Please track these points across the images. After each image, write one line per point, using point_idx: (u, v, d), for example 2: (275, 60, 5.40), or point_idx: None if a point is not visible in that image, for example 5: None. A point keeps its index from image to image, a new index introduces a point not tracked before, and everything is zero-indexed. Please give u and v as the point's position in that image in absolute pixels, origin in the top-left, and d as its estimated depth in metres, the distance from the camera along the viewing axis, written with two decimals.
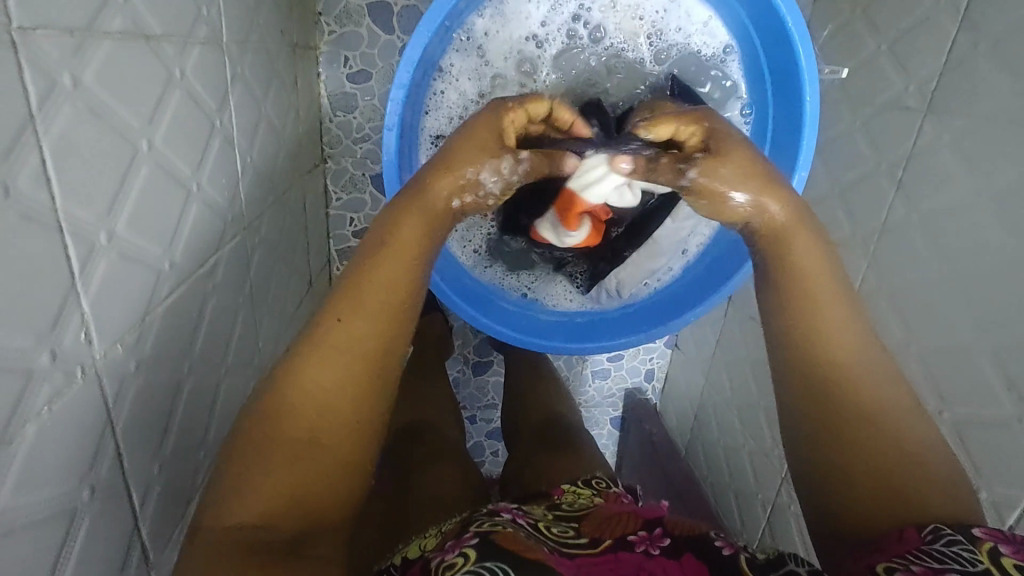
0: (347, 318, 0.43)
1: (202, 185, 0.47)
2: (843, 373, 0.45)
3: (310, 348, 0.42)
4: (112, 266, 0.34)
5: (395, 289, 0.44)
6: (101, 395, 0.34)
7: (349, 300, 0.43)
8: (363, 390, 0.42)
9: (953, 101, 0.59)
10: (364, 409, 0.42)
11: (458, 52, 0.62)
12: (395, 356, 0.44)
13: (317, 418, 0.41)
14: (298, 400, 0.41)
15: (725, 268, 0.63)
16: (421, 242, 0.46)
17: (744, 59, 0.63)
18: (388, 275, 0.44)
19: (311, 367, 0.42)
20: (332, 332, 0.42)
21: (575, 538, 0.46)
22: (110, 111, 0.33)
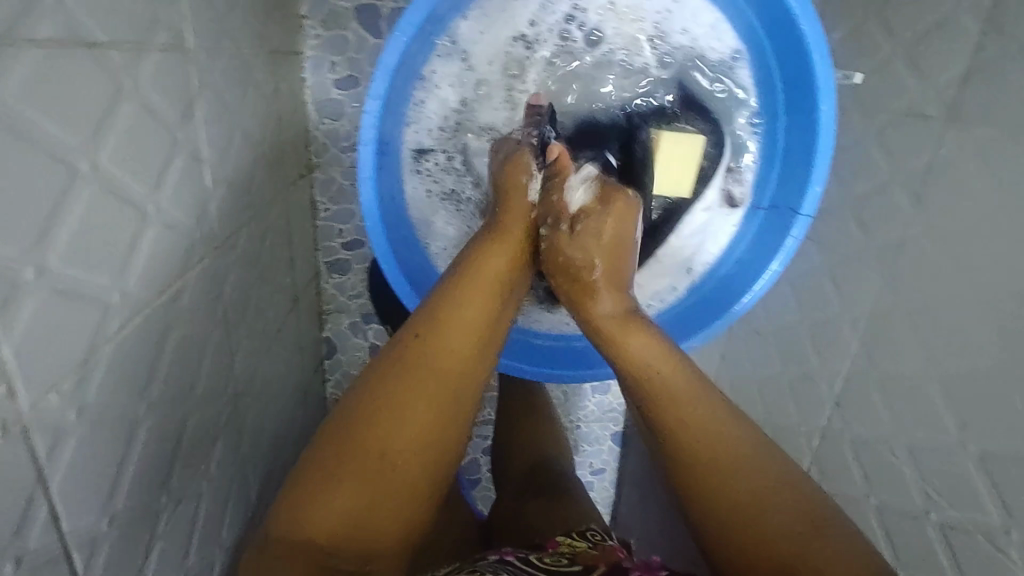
0: (438, 337, 0.45)
1: (164, 205, 0.43)
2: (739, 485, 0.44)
3: (394, 372, 0.44)
4: (44, 304, 0.30)
5: (486, 310, 0.47)
6: (29, 453, 0.30)
7: (432, 320, 0.46)
8: (450, 407, 0.44)
9: (975, 109, 0.55)
10: (449, 430, 0.44)
11: (439, 58, 0.58)
12: (480, 377, 0.46)
13: (396, 433, 0.43)
14: (378, 415, 0.43)
15: (736, 286, 0.60)
16: (511, 268, 0.50)
17: (754, 64, 0.58)
18: (475, 300, 0.47)
19: (391, 386, 0.44)
20: (411, 351, 0.45)
21: (568, 564, 0.48)
22: (38, 130, 0.29)
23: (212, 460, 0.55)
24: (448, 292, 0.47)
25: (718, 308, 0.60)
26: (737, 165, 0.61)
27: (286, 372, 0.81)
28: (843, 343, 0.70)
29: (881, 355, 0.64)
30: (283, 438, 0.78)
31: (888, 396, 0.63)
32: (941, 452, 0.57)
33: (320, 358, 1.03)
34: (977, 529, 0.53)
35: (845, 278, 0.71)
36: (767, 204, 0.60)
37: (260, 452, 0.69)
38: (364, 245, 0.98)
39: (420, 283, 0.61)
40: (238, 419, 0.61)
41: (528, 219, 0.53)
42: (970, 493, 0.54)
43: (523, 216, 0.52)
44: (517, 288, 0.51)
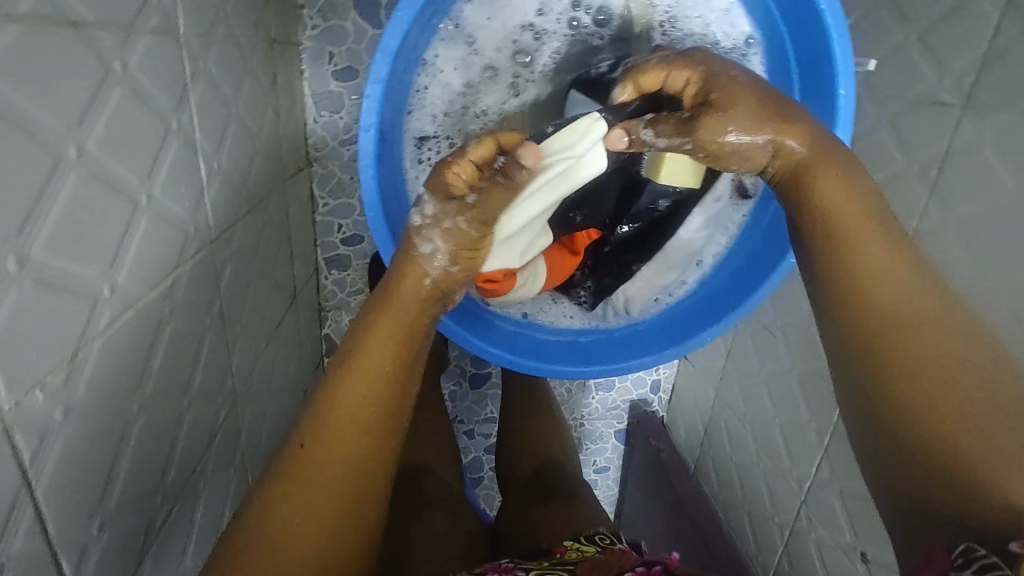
0: (319, 451, 0.40)
1: (155, 195, 0.41)
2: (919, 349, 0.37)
3: (274, 489, 0.40)
4: (26, 298, 0.29)
5: (377, 403, 0.42)
6: (12, 455, 0.29)
7: (317, 433, 0.41)
8: (343, 515, 0.40)
9: (995, 96, 0.53)
10: (343, 540, 0.40)
11: (443, 42, 0.57)
12: (377, 475, 0.42)
13: (278, 568, 0.38)
14: (261, 552, 0.38)
15: (733, 296, 0.58)
16: (400, 356, 0.43)
17: (768, 51, 0.57)
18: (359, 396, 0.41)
19: (277, 500, 0.39)
20: (298, 457, 0.40)
21: None
22: (19, 112, 0.28)
23: (209, 460, 0.53)
24: (326, 390, 0.42)
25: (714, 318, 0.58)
26: None
27: (285, 370, 0.79)
28: None
29: None
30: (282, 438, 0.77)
31: None
32: None
33: (320, 356, 1.01)
34: None
35: None
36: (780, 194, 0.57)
37: (258, 453, 0.67)
38: (363, 241, 0.96)
39: None
40: (235, 418, 0.59)
41: (417, 295, 0.45)
42: None
43: (422, 276, 0.45)
44: (411, 374, 0.44)
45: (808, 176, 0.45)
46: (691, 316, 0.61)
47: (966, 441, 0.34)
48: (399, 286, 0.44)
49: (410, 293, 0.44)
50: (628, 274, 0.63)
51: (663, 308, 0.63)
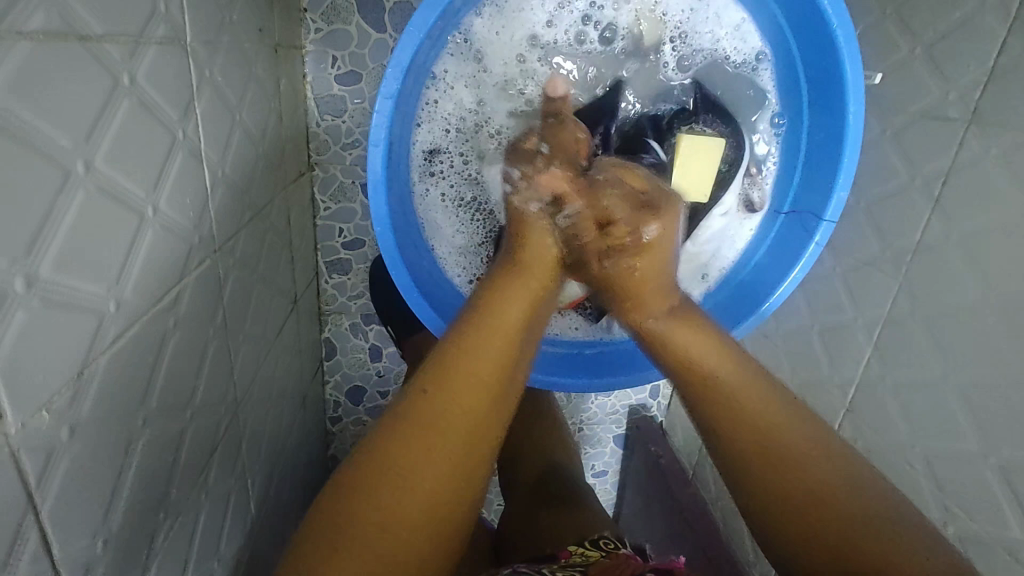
0: (448, 394, 0.43)
1: (161, 207, 0.41)
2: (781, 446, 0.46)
3: (407, 423, 0.43)
4: (34, 317, 0.28)
5: (507, 353, 0.46)
6: (18, 477, 0.28)
7: (444, 376, 0.44)
8: (463, 458, 0.43)
9: (999, 113, 0.53)
10: (461, 483, 0.43)
11: (453, 56, 0.56)
12: (494, 428, 0.45)
13: (402, 495, 0.41)
14: (392, 476, 0.41)
15: (763, 287, 0.57)
16: (523, 315, 0.48)
17: (778, 68, 0.57)
18: (490, 348, 0.45)
19: (408, 434, 0.42)
20: (429, 396, 0.44)
21: None
22: (29, 128, 0.27)
23: (212, 470, 0.53)
24: (463, 335, 0.46)
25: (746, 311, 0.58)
26: (758, 167, 0.60)
27: (286, 376, 0.79)
28: (856, 350, 0.69)
29: (897, 363, 0.63)
30: (281, 445, 0.76)
31: (905, 405, 0.62)
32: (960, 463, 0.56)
33: (319, 360, 1.01)
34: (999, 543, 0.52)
35: (859, 282, 0.70)
36: (788, 209, 0.58)
37: (259, 461, 0.67)
38: (364, 245, 0.96)
39: (429, 288, 0.57)
40: (237, 427, 0.59)
41: (544, 264, 0.50)
42: (990, 505, 0.53)
43: (548, 247, 0.50)
44: (529, 336, 0.49)
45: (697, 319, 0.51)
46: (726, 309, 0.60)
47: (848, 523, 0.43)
48: (532, 252, 0.50)
49: (541, 256, 0.50)
50: None
51: None
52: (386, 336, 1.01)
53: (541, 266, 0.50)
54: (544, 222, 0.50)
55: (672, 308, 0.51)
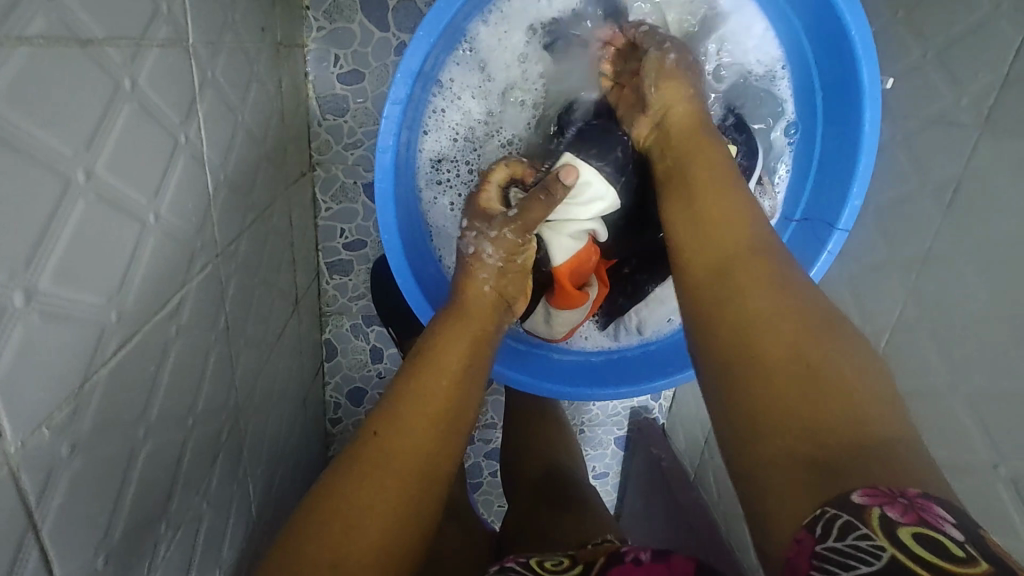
0: (395, 431, 0.42)
1: (163, 213, 0.40)
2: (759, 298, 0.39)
3: (348, 475, 0.40)
4: (33, 333, 0.27)
5: (452, 392, 0.45)
6: (19, 496, 0.27)
7: (392, 415, 0.43)
8: (410, 502, 0.40)
9: (1013, 119, 0.53)
10: (406, 528, 0.40)
11: (459, 63, 0.55)
12: (441, 470, 0.43)
13: (345, 542, 0.38)
14: (333, 534, 0.38)
15: None
16: (470, 351, 0.47)
17: (794, 77, 0.57)
18: (437, 384, 0.44)
19: (350, 487, 0.40)
20: (371, 446, 0.41)
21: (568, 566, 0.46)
22: (29, 140, 0.26)
23: (213, 477, 0.52)
24: (407, 380, 0.45)
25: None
26: (768, 176, 0.59)
27: (287, 378, 0.78)
28: None
29: (907, 370, 0.63)
30: (281, 448, 0.76)
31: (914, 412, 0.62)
32: (971, 473, 0.55)
33: (320, 361, 1.00)
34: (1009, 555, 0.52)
35: (867, 288, 0.69)
36: (799, 217, 0.57)
37: (259, 465, 0.66)
38: (366, 246, 0.95)
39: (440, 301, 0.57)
40: (238, 432, 0.58)
41: (484, 303, 0.50)
42: (1000, 517, 0.52)
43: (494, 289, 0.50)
44: (478, 376, 0.47)
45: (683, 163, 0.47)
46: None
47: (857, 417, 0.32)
48: (475, 292, 0.50)
49: (480, 295, 0.50)
50: (643, 293, 0.62)
51: (675, 329, 0.63)
52: (387, 337, 1.00)
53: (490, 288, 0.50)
54: (519, 190, 0.55)
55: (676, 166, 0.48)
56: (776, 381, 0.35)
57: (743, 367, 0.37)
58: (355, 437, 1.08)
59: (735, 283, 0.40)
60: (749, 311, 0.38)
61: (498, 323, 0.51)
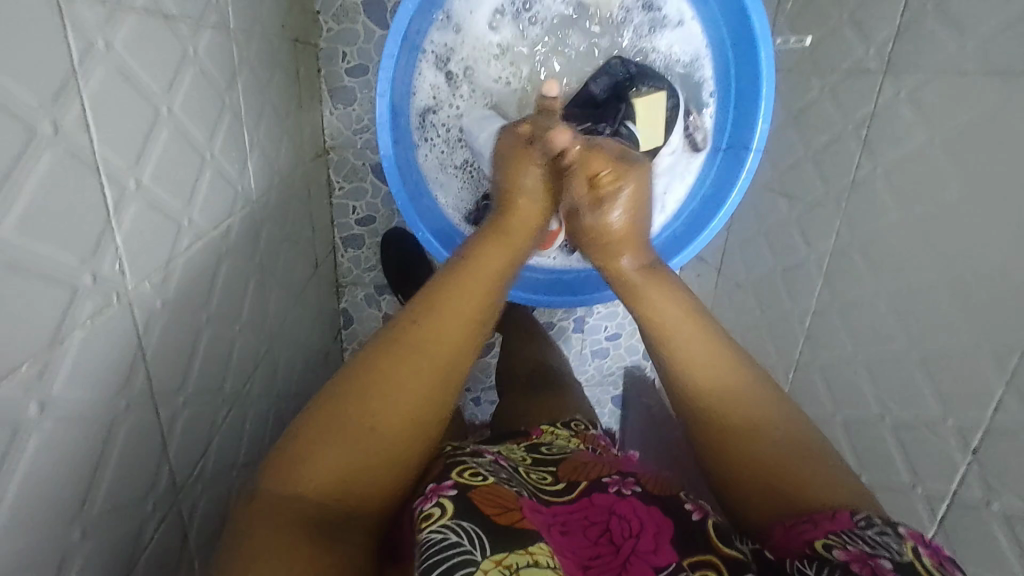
0: (435, 323, 0.49)
1: (216, 153, 0.52)
2: (720, 401, 0.52)
3: (392, 348, 0.47)
4: (140, 211, 0.39)
5: (482, 301, 0.52)
6: (134, 325, 0.39)
7: (433, 308, 0.50)
8: (440, 388, 0.47)
9: (907, 60, 0.63)
10: (433, 410, 0.47)
11: (437, 30, 0.67)
12: (463, 367, 0.50)
13: (384, 409, 0.45)
14: (376, 393, 0.45)
15: (710, 210, 0.68)
16: (503, 266, 0.55)
17: (708, 29, 0.66)
18: (472, 291, 0.52)
19: (395, 359, 0.47)
20: (412, 329, 0.48)
21: (552, 483, 0.51)
22: (137, 75, 0.38)
23: (255, 383, 0.63)
24: (444, 282, 0.52)
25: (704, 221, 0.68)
26: (696, 115, 0.70)
27: (310, 329, 0.90)
28: (811, 282, 0.79)
29: (844, 286, 0.72)
30: (308, 389, 0.87)
31: (847, 322, 0.71)
32: (891, 362, 0.65)
33: (338, 327, 1.12)
34: (922, 423, 0.61)
35: (810, 224, 0.79)
36: (725, 145, 0.68)
37: (290, 394, 0.78)
38: (375, 221, 1.07)
39: (429, 221, 0.69)
40: (272, 356, 0.70)
41: (525, 225, 0.59)
42: (914, 393, 0.62)
43: (526, 212, 0.59)
44: (507, 282, 0.56)
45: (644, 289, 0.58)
46: (675, 239, 0.71)
47: (794, 468, 0.47)
48: (513, 221, 0.58)
49: (524, 216, 0.59)
50: None
51: None
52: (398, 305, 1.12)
53: (535, 203, 0.60)
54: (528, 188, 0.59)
55: (643, 263, 0.59)
56: (747, 453, 0.49)
57: (718, 441, 0.51)
58: None
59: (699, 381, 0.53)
60: (725, 391, 0.52)
61: (529, 245, 0.59)
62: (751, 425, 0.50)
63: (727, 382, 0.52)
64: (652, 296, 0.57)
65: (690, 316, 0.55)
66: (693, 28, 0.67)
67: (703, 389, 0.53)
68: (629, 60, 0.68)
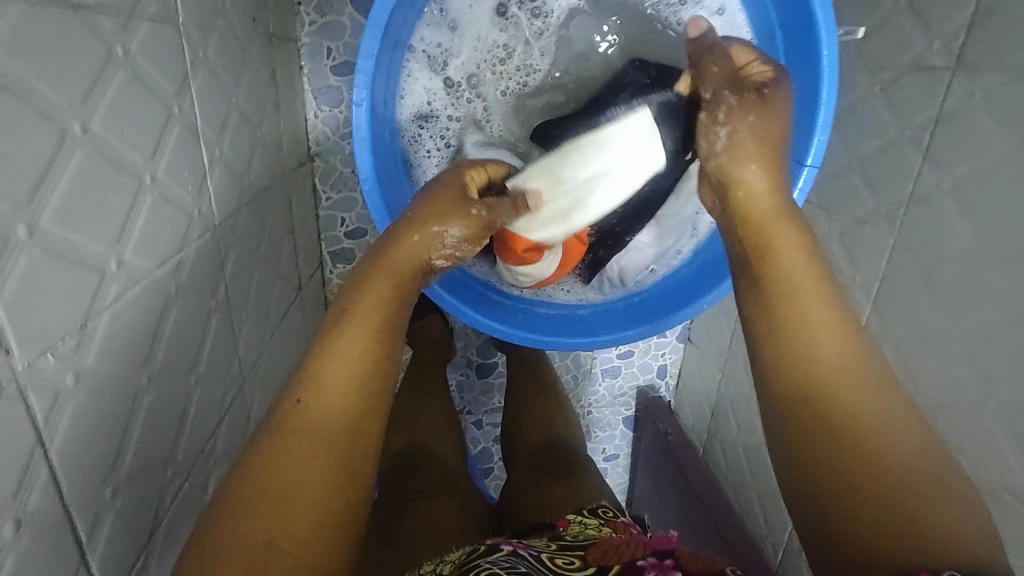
0: (318, 394, 0.42)
1: (160, 176, 0.43)
2: (850, 411, 0.41)
3: (269, 438, 0.41)
4: (37, 263, 0.30)
5: (378, 352, 0.44)
6: (28, 415, 0.30)
7: (314, 376, 0.43)
8: (338, 473, 0.40)
9: (981, 58, 0.54)
10: (336, 503, 0.40)
11: (428, 26, 0.59)
12: (366, 433, 0.42)
13: (276, 521, 0.38)
14: (262, 499, 0.39)
15: None
16: (393, 300, 0.47)
17: (755, 23, 0.60)
18: (360, 340, 0.44)
19: (277, 456, 0.40)
20: (297, 412, 0.41)
21: (580, 568, 0.44)
22: (25, 87, 0.29)
23: (220, 437, 0.54)
24: (331, 333, 0.44)
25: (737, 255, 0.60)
26: None
27: (292, 359, 0.81)
28: (857, 307, 0.69)
29: (897, 316, 0.63)
30: None
31: (904, 358, 0.62)
32: (961, 410, 0.56)
33: None
34: (1000, 485, 0.52)
35: (855, 242, 0.70)
36: None
37: None
38: (367, 234, 0.98)
39: None
40: (244, 399, 0.61)
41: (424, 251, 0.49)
42: (992, 450, 0.53)
43: (426, 229, 0.48)
44: (406, 310, 0.48)
45: (764, 243, 0.46)
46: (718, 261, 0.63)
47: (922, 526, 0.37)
48: (399, 246, 0.48)
49: (410, 248, 0.48)
50: (621, 246, 0.65)
51: (658, 278, 0.68)
52: None
53: (425, 236, 0.48)
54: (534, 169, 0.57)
55: (773, 210, 0.46)
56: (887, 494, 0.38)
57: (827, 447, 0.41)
58: None
59: (800, 373, 0.42)
60: (855, 381, 0.41)
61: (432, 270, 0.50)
62: (876, 438, 0.40)
63: (861, 385, 0.41)
64: (774, 248, 0.45)
65: (823, 281, 0.44)
66: (734, 20, 0.61)
67: (841, 390, 0.41)
68: (652, 65, 0.61)
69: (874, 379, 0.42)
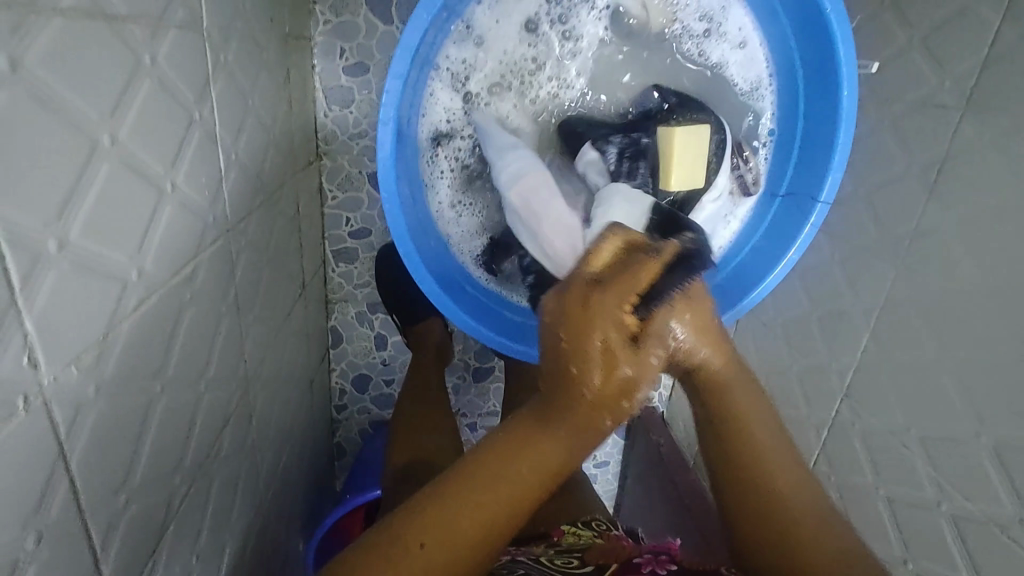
0: (425, 539, 0.41)
1: (180, 183, 0.42)
2: (778, 493, 0.48)
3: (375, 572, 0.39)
4: (65, 277, 0.30)
5: (477, 551, 0.42)
6: (50, 428, 0.30)
7: (428, 522, 0.41)
8: None
9: (991, 101, 0.55)
10: None
11: (455, 44, 0.61)
12: None
13: None
14: None
15: (759, 267, 0.64)
16: (541, 479, 0.43)
17: (775, 59, 0.63)
18: (479, 508, 0.42)
19: None
20: (403, 556, 0.40)
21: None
22: (61, 101, 0.29)
23: (224, 442, 0.54)
24: (449, 488, 0.43)
25: (745, 285, 0.64)
26: (753, 155, 0.65)
27: (293, 359, 0.81)
28: (855, 334, 0.71)
29: (895, 347, 0.64)
30: (287, 427, 0.78)
31: (899, 387, 0.64)
32: (954, 442, 0.57)
33: (326, 346, 1.03)
34: (988, 518, 0.54)
35: (856, 270, 0.71)
36: (784, 192, 0.63)
37: (267, 440, 0.69)
38: (371, 234, 0.98)
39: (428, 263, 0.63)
40: (248, 402, 0.61)
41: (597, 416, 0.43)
42: (982, 483, 0.54)
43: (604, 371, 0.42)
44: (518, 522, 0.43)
45: (725, 387, 0.50)
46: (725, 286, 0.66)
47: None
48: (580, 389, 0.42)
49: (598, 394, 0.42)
50: None
51: None
52: (391, 324, 1.03)
53: (600, 364, 0.42)
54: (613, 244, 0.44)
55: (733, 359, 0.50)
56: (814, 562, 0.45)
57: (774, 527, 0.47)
58: (360, 423, 1.11)
59: (737, 463, 0.49)
60: (761, 470, 0.49)
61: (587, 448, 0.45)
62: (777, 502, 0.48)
63: (789, 486, 0.49)
64: (727, 394, 0.50)
65: (759, 396, 0.51)
66: (755, 53, 0.64)
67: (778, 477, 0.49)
68: (672, 91, 0.64)
69: (797, 482, 0.49)
